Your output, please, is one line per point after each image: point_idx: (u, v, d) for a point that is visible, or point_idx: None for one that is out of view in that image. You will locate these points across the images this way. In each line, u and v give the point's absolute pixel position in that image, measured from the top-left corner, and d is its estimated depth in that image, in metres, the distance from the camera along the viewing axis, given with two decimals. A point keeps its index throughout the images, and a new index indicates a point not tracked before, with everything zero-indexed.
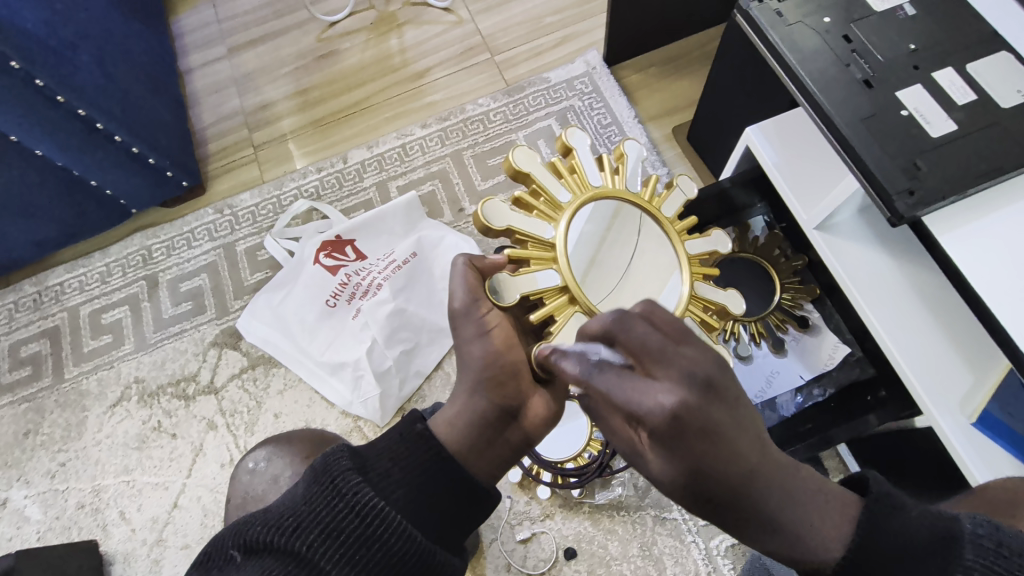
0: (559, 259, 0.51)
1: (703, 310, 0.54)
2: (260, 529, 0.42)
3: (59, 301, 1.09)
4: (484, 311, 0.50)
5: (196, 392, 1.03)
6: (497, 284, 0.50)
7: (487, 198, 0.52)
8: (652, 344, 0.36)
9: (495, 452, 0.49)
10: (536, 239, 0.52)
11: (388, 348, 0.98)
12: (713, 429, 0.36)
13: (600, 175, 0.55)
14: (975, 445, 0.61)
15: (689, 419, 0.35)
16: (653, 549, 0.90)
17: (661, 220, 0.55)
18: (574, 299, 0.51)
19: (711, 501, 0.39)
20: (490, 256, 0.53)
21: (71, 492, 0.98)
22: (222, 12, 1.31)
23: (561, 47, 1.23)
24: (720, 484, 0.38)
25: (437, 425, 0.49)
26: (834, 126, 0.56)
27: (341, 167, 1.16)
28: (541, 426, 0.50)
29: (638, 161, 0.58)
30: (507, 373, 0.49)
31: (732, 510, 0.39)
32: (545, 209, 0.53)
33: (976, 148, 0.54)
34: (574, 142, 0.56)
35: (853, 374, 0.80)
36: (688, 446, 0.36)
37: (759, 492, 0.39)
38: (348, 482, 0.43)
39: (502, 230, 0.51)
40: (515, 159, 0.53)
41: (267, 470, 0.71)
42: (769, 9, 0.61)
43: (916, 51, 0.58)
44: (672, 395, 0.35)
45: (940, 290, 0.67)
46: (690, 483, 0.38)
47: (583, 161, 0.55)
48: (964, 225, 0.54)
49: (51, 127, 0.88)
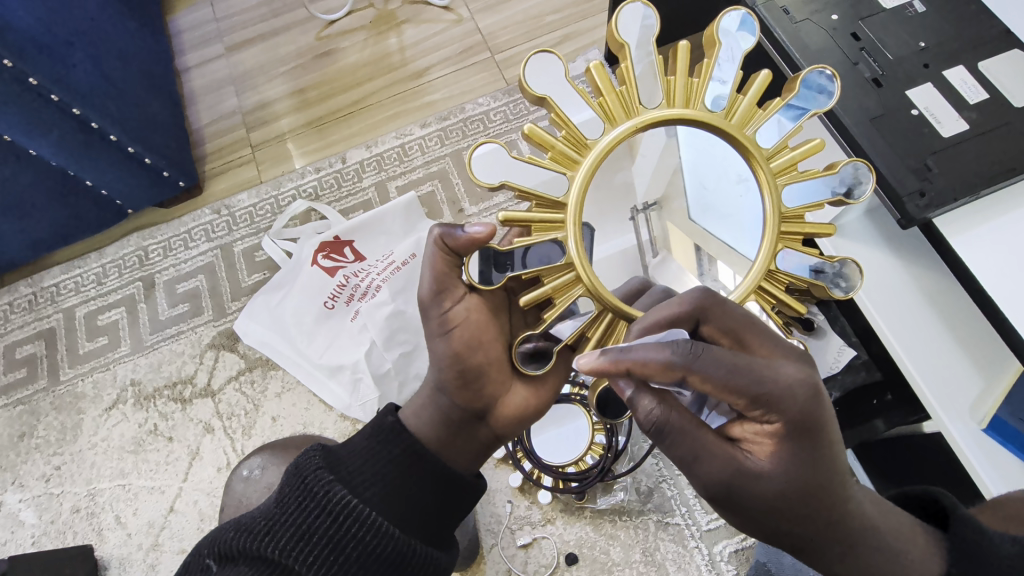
0: (567, 226, 0.44)
1: (782, 288, 0.47)
2: (232, 536, 0.41)
3: (55, 302, 1.08)
4: (448, 305, 0.48)
5: (193, 394, 1.01)
6: (473, 262, 0.45)
7: (484, 141, 0.45)
8: (750, 320, 0.43)
9: (465, 447, 0.50)
10: (540, 198, 0.44)
11: (388, 350, 0.95)
12: (825, 422, 0.41)
13: (659, 90, 0.45)
14: (986, 453, 0.60)
15: (813, 404, 0.40)
16: (656, 555, 0.89)
17: (750, 153, 0.45)
18: (580, 278, 0.44)
19: (813, 505, 0.41)
20: (467, 228, 0.46)
21: (66, 496, 0.97)
22: (220, 10, 1.29)
23: (561, 47, 1.21)
24: (825, 486, 0.41)
25: (406, 417, 0.51)
26: (842, 126, 0.55)
27: (340, 167, 1.14)
28: (512, 423, 0.50)
29: (734, 52, 0.46)
30: (474, 372, 0.48)
31: (832, 516, 0.42)
32: (569, 149, 0.44)
33: (988, 149, 0.52)
34: (627, 38, 0.45)
35: (859, 378, 0.78)
36: (804, 439, 0.41)
37: (851, 496, 0.42)
38: (320, 481, 0.43)
39: (495, 187, 0.45)
40: (529, 82, 0.44)
41: (263, 478, 0.70)
42: (775, 7, 0.60)
43: (926, 49, 0.57)
44: (795, 375, 0.41)
45: (954, 298, 0.65)
46: (803, 478, 0.41)
47: (637, 69, 0.45)
48: (974, 229, 0.53)
49: (45, 127, 0.87)
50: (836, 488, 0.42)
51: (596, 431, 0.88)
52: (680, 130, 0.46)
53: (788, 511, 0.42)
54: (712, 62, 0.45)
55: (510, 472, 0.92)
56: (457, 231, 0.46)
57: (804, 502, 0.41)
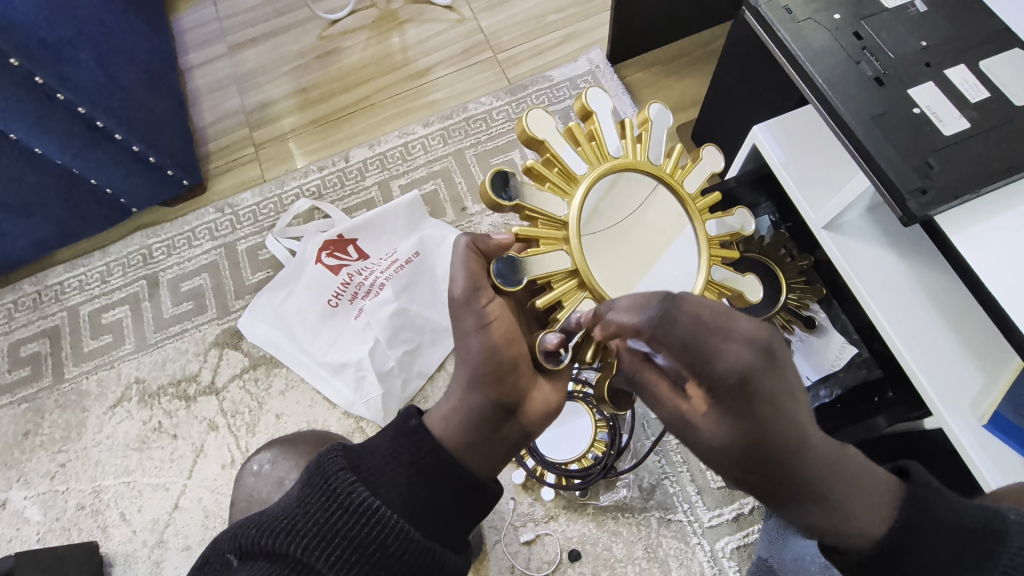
0: (570, 241, 0.47)
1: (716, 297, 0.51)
2: (257, 532, 0.42)
3: (59, 301, 1.09)
4: (484, 301, 0.47)
5: (197, 392, 1.02)
6: (501, 266, 0.46)
7: (497, 169, 0.47)
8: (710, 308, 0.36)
9: (492, 449, 0.46)
10: (546, 217, 0.48)
11: (391, 348, 0.97)
12: (768, 396, 0.36)
13: (620, 143, 0.50)
14: (986, 448, 0.60)
15: (754, 378, 0.35)
16: (658, 551, 0.90)
17: (682, 197, 0.51)
18: (583, 282, 0.47)
19: (757, 462, 0.38)
20: (493, 235, 0.51)
21: (71, 493, 0.98)
22: (222, 10, 1.30)
23: (563, 47, 1.22)
24: (773, 447, 0.37)
25: (431, 421, 0.47)
26: (844, 125, 0.55)
27: (343, 166, 1.15)
28: (540, 420, 0.47)
29: (664, 128, 0.52)
30: (505, 367, 0.46)
31: (779, 473, 0.38)
32: (559, 180, 0.48)
33: (991, 146, 0.53)
34: (594, 105, 0.50)
35: (859, 375, 0.81)
36: (748, 408, 0.36)
37: (806, 466, 0.37)
38: (342, 483, 0.43)
39: (511, 206, 0.47)
40: (528, 124, 0.48)
41: (273, 473, 0.71)
42: (778, 6, 0.60)
43: (928, 48, 0.57)
44: (742, 357, 0.35)
45: (953, 290, 0.66)
46: (743, 449, 0.37)
47: (604, 125, 0.50)
48: (976, 224, 0.53)
49: (50, 126, 0.88)
50: (785, 453, 0.37)
51: (600, 427, 0.89)
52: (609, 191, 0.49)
53: (731, 468, 0.39)
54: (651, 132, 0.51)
55: (514, 469, 0.93)
56: (485, 238, 0.50)
57: (750, 459, 0.38)
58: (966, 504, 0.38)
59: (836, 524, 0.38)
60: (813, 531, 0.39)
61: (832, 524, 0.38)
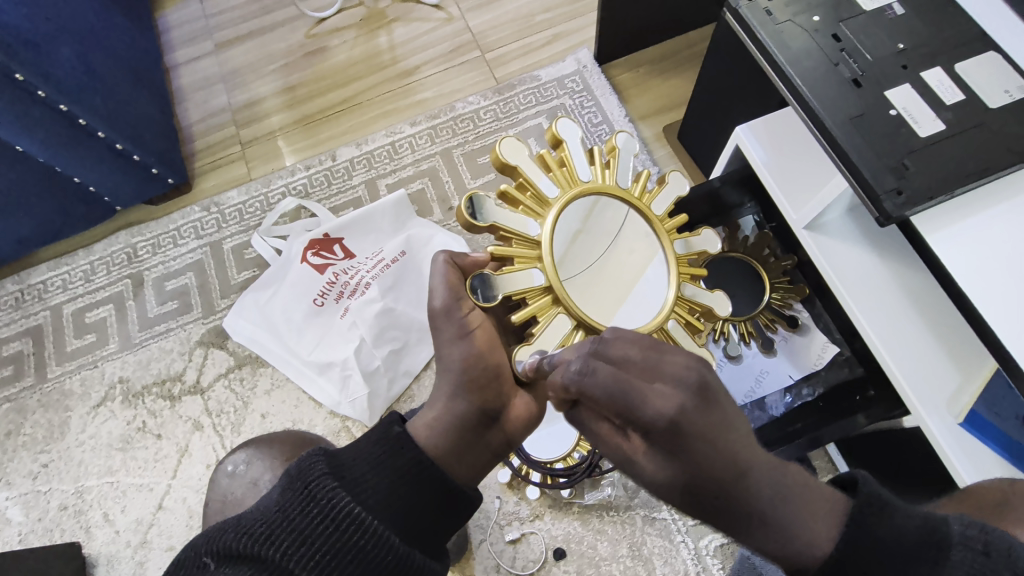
0: (543, 258, 0.48)
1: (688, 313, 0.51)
2: (232, 536, 0.41)
3: (42, 300, 1.08)
4: (465, 311, 0.47)
5: (182, 392, 1.01)
6: (477, 282, 0.46)
7: (472, 193, 0.48)
8: (631, 358, 0.36)
9: (476, 456, 0.47)
10: (520, 236, 0.48)
11: (377, 347, 0.97)
12: (700, 433, 0.35)
13: (588, 169, 0.51)
14: (963, 445, 0.61)
15: (683, 421, 0.34)
16: (642, 550, 0.90)
17: (650, 218, 0.52)
18: (558, 298, 0.47)
19: (713, 485, 0.36)
20: (470, 253, 0.51)
21: (53, 493, 0.97)
22: (208, 7, 1.29)
23: (551, 46, 1.22)
24: (711, 480, 0.36)
25: (415, 428, 0.47)
26: (822, 125, 0.56)
27: (330, 164, 1.15)
28: (522, 427, 0.48)
29: (630, 154, 0.53)
30: (489, 375, 0.46)
31: (726, 497, 0.36)
32: (532, 204, 0.49)
33: (965, 148, 0.53)
34: (564, 133, 0.51)
35: (842, 374, 0.81)
36: (681, 449, 0.35)
37: (749, 492, 0.36)
38: (323, 487, 0.42)
39: (485, 227, 0.48)
40: (501, 150, 0.49)
41: (248, 472, 0.71)
42: (759, 8, 0.61)
43: (905, 51, 0.58)
44: (670, 400, 0.34)
45: (930, 291, 0.67)
46: (685, 486, 0.36)
47: (574, 153, 0.51)
48: (952, 226, 0.54)
49: (32, 124, 0.87)
50: (722, 480, 0.36)
51: None
52: (580, 213, 0.51)
53: (673, 503, 0.38)
54: (618, 158, 0.52)
55: (499, 468, 0.93)
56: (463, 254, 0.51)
57: (702, 493, 0.36)
58: (909, 511, 0.36)
59: (780, 546, 0.36)
60: (768, 555, 0.37)
61: (777, 548, 0.36)
